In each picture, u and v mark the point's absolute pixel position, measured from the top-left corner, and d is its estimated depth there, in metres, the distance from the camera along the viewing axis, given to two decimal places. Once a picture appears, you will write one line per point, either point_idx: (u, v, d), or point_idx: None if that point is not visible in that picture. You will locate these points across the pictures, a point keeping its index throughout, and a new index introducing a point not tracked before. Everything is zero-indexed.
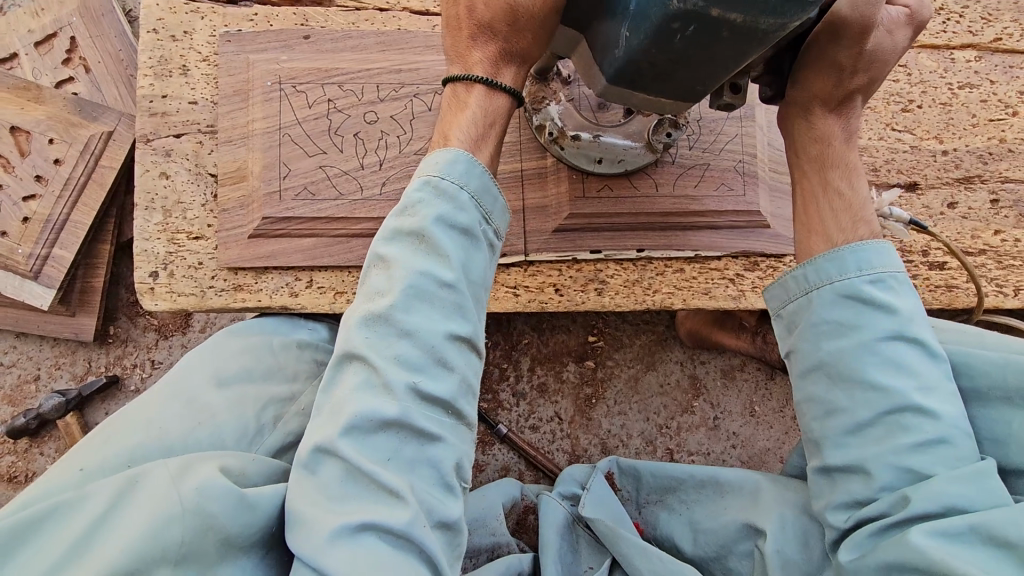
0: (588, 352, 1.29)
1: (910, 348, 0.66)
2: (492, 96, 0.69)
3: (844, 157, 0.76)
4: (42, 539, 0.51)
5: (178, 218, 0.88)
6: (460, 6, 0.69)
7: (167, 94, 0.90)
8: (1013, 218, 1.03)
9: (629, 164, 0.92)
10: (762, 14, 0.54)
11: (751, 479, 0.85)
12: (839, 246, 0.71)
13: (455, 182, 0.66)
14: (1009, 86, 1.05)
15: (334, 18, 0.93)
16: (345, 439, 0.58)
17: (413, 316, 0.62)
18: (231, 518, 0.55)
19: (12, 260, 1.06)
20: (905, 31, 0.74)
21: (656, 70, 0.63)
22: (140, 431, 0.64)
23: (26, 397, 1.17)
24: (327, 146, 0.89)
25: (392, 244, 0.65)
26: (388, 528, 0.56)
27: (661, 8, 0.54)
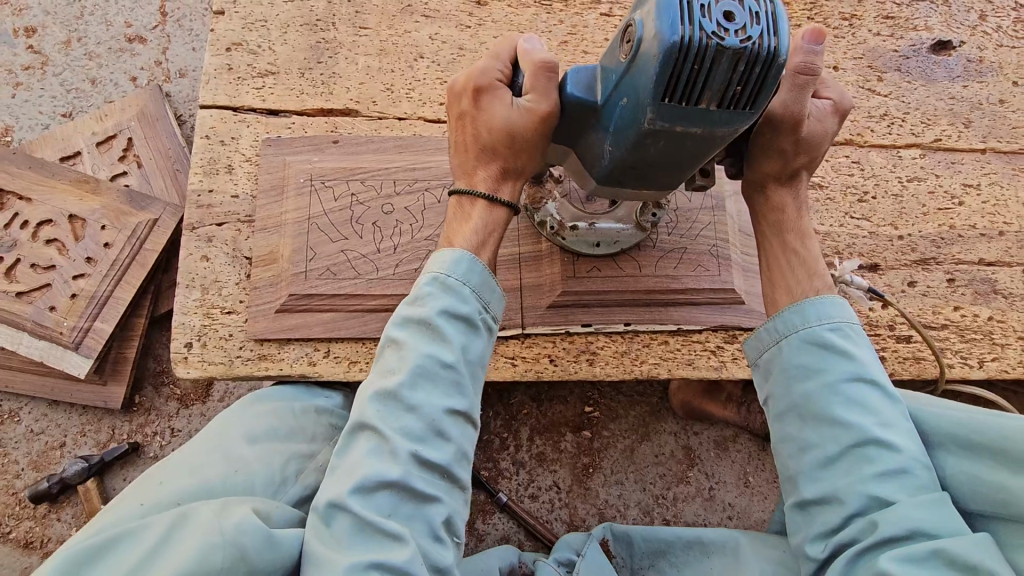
0: (585, 422, 1.35)
1: (870, 388, 0.76)
2: (492, 209, 0.82)
3: (797, 223, 0.88)
4: (112, 559, 0.63)
5: (215, 295, 0.99)
6: (467, 134, 0.82)
7: (213, 188, 1.04)
8: (970, 296, 1.13)
9: (623, 244, 1.04)
10: (717, 126, 0.68)
11: (732, 537, 0.91)
12: (801, 299, 0.82)
13: (459, 279, 0.77)
14: (953, 179, 1.18)
15: (359, 126, 1.09)
16: (356, 497, 0.68)
17: (417, 393, 0.72)
18: (260, 552, 0.66)
19: (57, 332, 1.16)
20: (833, 119, 0.87)
21: (637, 173, 0.76)
22: (187, 477, 0.77)
23: (51, 462, 1.24)
24: (349, 233, 1.01)
25: (403, 328, 0.76)
26: (389, 568, 0.64)
27: (637, 129, 0.68)
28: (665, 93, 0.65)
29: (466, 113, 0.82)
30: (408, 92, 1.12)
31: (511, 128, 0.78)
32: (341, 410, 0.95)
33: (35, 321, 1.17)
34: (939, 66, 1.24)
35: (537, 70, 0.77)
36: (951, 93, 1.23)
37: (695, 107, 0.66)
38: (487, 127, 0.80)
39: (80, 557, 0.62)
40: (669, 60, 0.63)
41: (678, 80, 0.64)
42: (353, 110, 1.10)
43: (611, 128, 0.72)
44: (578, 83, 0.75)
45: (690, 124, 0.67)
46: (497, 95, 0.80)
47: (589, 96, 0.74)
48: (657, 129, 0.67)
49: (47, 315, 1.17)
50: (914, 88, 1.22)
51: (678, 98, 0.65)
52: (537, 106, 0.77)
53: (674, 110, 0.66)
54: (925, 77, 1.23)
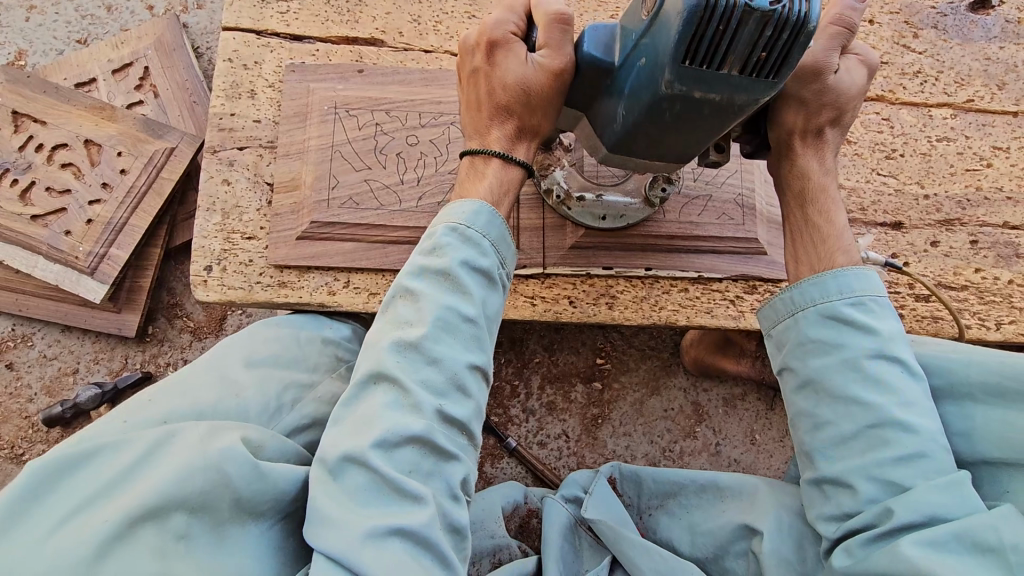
0: (596, 374, 1.35)
1: (891, 365, 0.73)
2: (507, 167, 0.80)
3: (822, 189, 0.85)
4: (90, 472, 0.59)
5: (235, 220, 0.98)
6: (480, 93, 0.79)
7: (235, 113, 1.02)
8: (992, 259, 1.12)
9: (630, 219, 1.02)
10: (735, 92, 0.66)
11: (749, 483, 0.90)
12: (823, 272, 0.79)
13: (478, 231, 0.75)
14: (983, 141, 1.17)
15: (385, 56, 1.07)
16: (375, 451, 0.63)
17: (440, 345, 0.69)
18: (244, 481, 0.60)
19: (73, 257, 1.16)
20: (861, 71, 0.84)
21: (648, 139, 0.73)
22: (175, 399, 0.71)
23: (64, 388, 1.25)
24: (372, 163, 1.00)
25: (419, 279, 0.72)
26: (410, 531, 0.61)
27: (653, 91, 0.66)
28: (687, 54, 0.63)
29: (479, 70, 0.78)
30: (435, 25, 1.10)
31: (525, 86, 0.76)
32: (353, 337, 0.93)
33: (51, 245, 1.16)
34: (976, 26, 1.21)
35: (551, 21, 0.74)
36: (987, 54, 1.20)
37: (716, 72, 0.64)
38: (500, 85, 0.77)
39: (56, 469, 0.57)
40: (693, 20, 0.60)
41: (701, 42, 0.62)
42: (379, 40, 1.07)
43: (626, 90, 0.70)
44: (596, 40, 0.73)
45: (710, 88, 0.65)
46: (512, 49, 0.77)
47: (608, 57, 0.72)
48: (675, 92, 0.65)
49: (62, 240, 1.16)
50: (950, 46, 1.20)
51: (700, 61, 0.63)
52: (549, 62, 0.74)
53: (694, 74, 0.64)
54: (961, 36, 1.21)
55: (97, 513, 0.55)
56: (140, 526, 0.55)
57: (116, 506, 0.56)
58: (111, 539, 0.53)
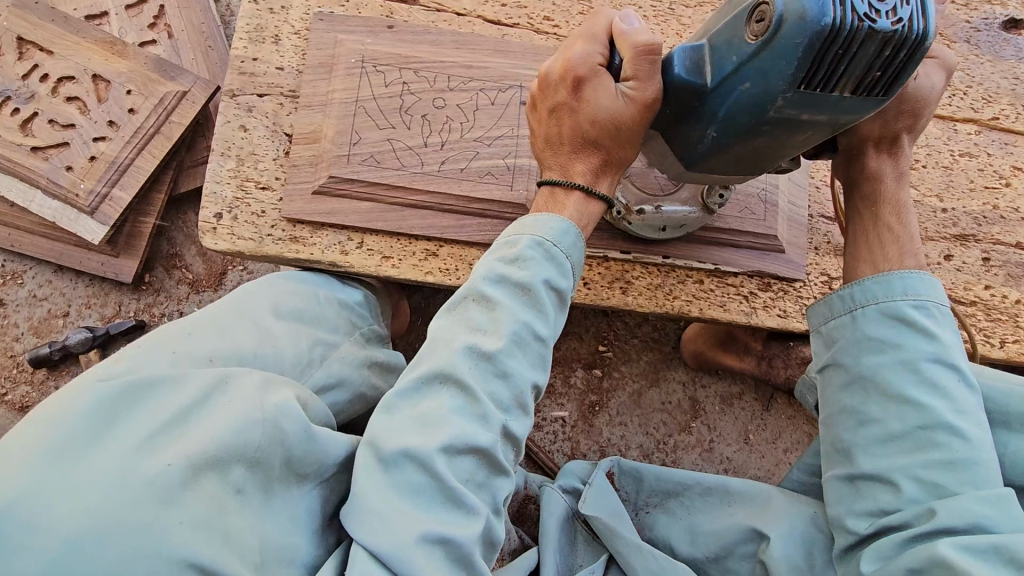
0: (597, 361, 1.34)
1: (948, 372, 0.73)
2: (588, 201, 0.78)
3: (894, 194, 0.84)
4: (143, 404, 0.53)
5: (250, 168, 0.95)
6: (565, 128, 0.77)
7: (258, 57, 0.99)
8: (1002, 277, 1.13)
9: (690, 228, 1.00)
10: (844, 114, 0.66)
11: (762, 491, 0.89)
12: (889, 272, 0.78)
13: (564, 251, 0.73)
14: (1003, 160, 1.17)
15: (416, 15, 1.03)
16: (439, 457, 0.61)
17: (513, 361, 0.67)
18: (298, 442, 0.58)
19: (73, 194, 1.11)
20: (940, 74, 0.82)
21: (732, 157, 0.73)
22: (218, 340, 0.67)
23: (53, 330, 1.21)
24: (396, 122, 0.97)
25: (498, 286, 0.70)
26: (458, 544, 0.59)
27: (760, 117, 0.65)
28: (804, 79, 0.62)
29: (564, 104, 0.76)
30: None
31: (616, 124, 0.74)
32: (362, 304, 0.90)
33: (51, 178, 1.11)
34: (1007, 44, 1.21)
35: (638, 53, 0.71)
36: (1016, 73, 1.21)
37: (830, 95, 0.63)
38: (588, 122, 0.75)
39: (109, 398, 0.52)
40: (814, 47, 0.60)
41: (821, 66, 0.61)
42: None
43: (720, 113, 0.68)
44: (685, 62, 0.69)
45: (819, 111, 0.65)
46: (599, 83, 0.74)
47: (698, 78, 0.69)
48: (784, 115, 0.65)
49: (63, 175, 1.12)
50: (980, 62, 1.20)
51: (815, 84, 0.63)
52: (639, 96, 0.72)
53: (807, 98, 0.63)
54: (993, 53, 1.21)
55: (156, 452, 0.50)
56: (202, 476, 0.51)
57: (179, 447, 0.51)
58: (176, 484, 0.49)
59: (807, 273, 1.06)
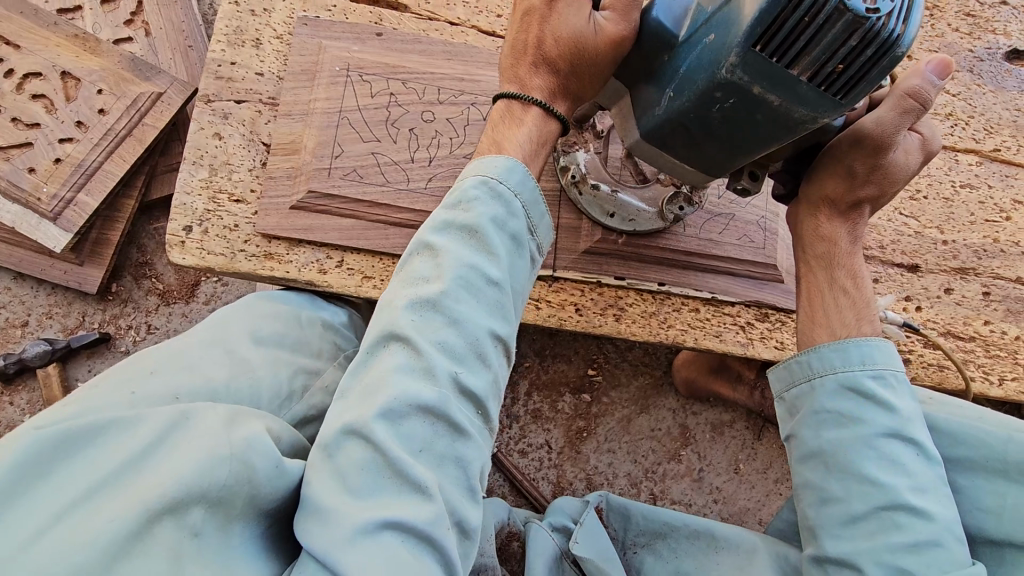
0: (585, 385, 1.30)
1: (906, 447, 0.69)
2: (546, 122, 0.73)
3: (848, 258, 0.81)
4: (92, 453, 0.48)
5: (224, 178, 0.89)
6: (531, 37, 0.72)
7: (236, 61, 0.93)
8: (1001, 312, 1.10)
9: (638, 226, 0.95)
10: (797, 103, 0.60)
11: (749, 538, 0.84)
12: (843, 338, 0.75)
13: (511, 189, 0.67)
14: (1004, 193, 1.15)
15: (407, 23, 0.99)
16: (380, 422, 0.55)
17: (460, 307, 0.62)
18: (267, 480, 0.52)
19: (34, 198, 1.04)
20: (918, 156, 0.79)
21: (689, 135, 0.68)
22: (186, 373, 0.62)
23: (10, 341, 1.14)
24: (381, 136, 0.92)
25: (443, 235, 0.65)
26: (412, 524, 0.53)
27: (710, 74, 0.60)
28: (760, 39, 0.57)
29: (536, 12, 0.71)
30: None
31: (580, 39, 0.69)
32: (344, 326, 0.84)
33: (11, 181, 1.04)
34: (1009, 75, 1.19)
35: None
36: (1018, 104, 1.18)
37: (784, 69, 0.58)
38: (553, 35, 0.70)
39: (56, 443, 0.47)
40: (778, 1, 0.55)
41: (778, 31, 0.56)
42: (402, 5, 1.00)
43: (681, 71, 0.64)
44: (668, 9, 0.67)
45: (773, 87, 0.59)
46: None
47: (674, 28, 0.66)
48: (734, 79, 0.59)
49: (24, 178, 1.05)
50: (983, 92, 1.18)
51: (771, 52, 0.57)
52: (611, 26, 0.68)
53: (763, 66, 0.58)
54: (995, 84, 1.18)
55: (110, 502, 0.46)
56: (155, 524, 0.45)
57: (132, 496, 0.46)
58: (127, 536, 0.44)
59: None
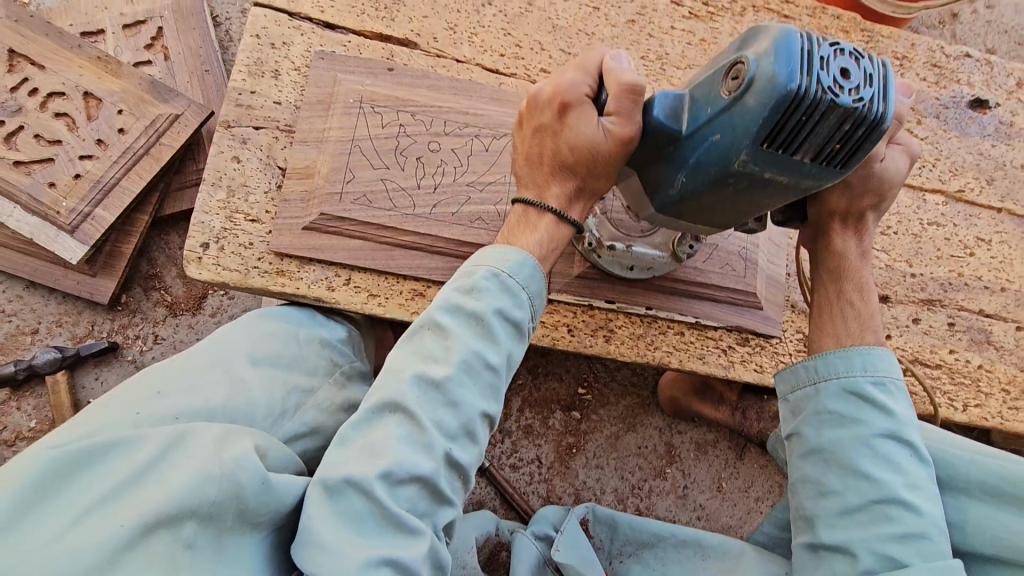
0: (575, 403, 1.35)
1: (902, 448, 0.76)
2: (559, 224, 0.80)
3: (857, 269, 0.88)
4: (96, 473, 0.53)
5: (240, 200, 0.95)
6: (546, 147, 0.79)
7: (256, 90, 1.00)
8: (965, 342, 1.17)
9: (656, 272, 1.02)
10: (804, 177, 0.68)
11: (735, 544, 0.89)
12: (849, 347, 0.82)
13: (519, 282, 0.73)
14: (968, 231, 1.23)
15: (417, 59, 1.06)
16: (380, 484, 0.60)
17: (461, 390, 0.67)
18: (254, 495, 0.57)
19: (53, 212, 1.09)
20: (904, 159, 0.87)
21: (699, 208, 0.75)
22: (188, 393, 0.66)
23: (19, 347, 1.18)
24: (391, 163, 0.98)
25: (452, 315, 0.70)
26: (399, 572, 0.59)
27: (723, 167, 0.67)
28: (767, 138, 0.64)
29: (548, 128, 0.79)
30: (470, 36, 1.10)
31: (593, 152, 0.76)
32: (340, 344, 0.88)
33: (31, 194, 1.09)
34: (973, 122, 1.29)
35: (621, 91, 0.74)
36: (980, 149, 1.28)
37: (791, 157, 0.66)
38: (568, 146, 0.77)
39: (66, 463, 0.52)
40: (780, 107, 0.62)
41: (782, 129, 0.64)
42: (413, 42, 1.07)
43: (690, 160, 0.70)
44: (664, 107, 0.72)
45: (780, 170, 0.67)
46: (585, 113, 0.77)
47: (674, 124, 0.71)
48: (747, 171, 0.66)
49: (44, 192, 1.10)
50: (948, 137, 1.27)
51: (777, 145, 0.65)
52: (619, 130, 0.74)
53: (771, 156, 0.65)
54: (959, 129, 1.28)
55: (110, 515, 0.50)
56: (149, 536, 0.50)
57: (129, 510, 0.51)
58: (121, 547, 0.49)
59: (783, 330, 1.09)
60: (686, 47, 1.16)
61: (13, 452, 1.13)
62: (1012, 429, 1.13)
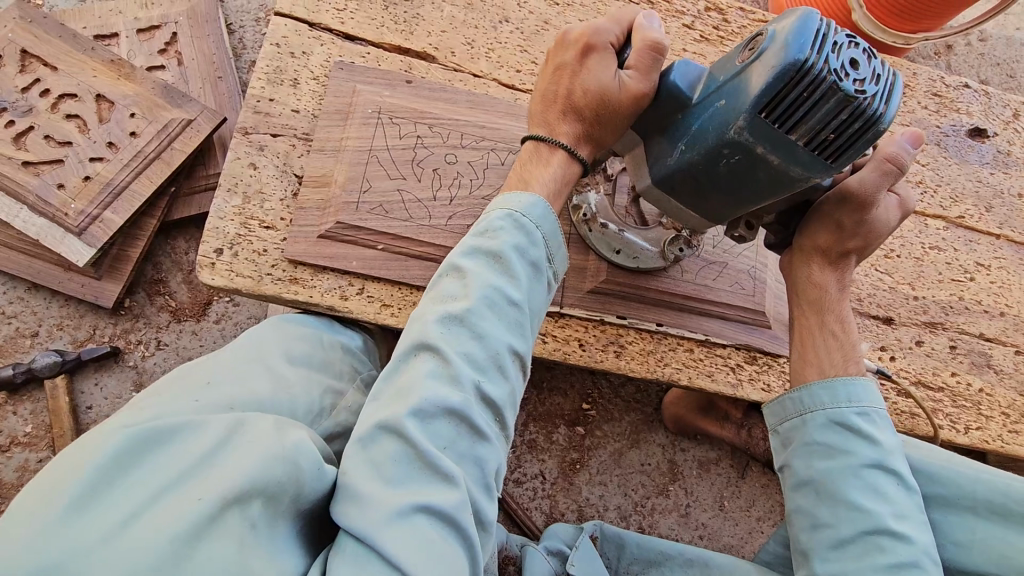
0: (580, 418, 1.35)
1: (888, 477, 0.76)
2: (569, 164, 0.80)
3: (835, 304, 0.89)
4: (167, 452, 0.52)
5: (256, 206, 0.94)
6: (561, 86, 0.79)
7: (274, 98, 1.00)
8: (966, 365, 1.19)
9: (641, 263, 1.02)
10: (795, 164, 0.70)
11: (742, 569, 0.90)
12: (832, 377, 0.82)
13: (533, 222, 0.74)
14: (968, 256, 1.26)
15: (434, 72, 1.07)
16: (411, 420, 0.60)
17: (483, 323, 0.67)
18: (312, 481, 0.57)
19: (61, 213, 1.08)
20: (896, 212, 0.89)
21: (697, 184, 0.77)
22: (237, 385, 0.66)
23: (19, 350, 1.16)
24: (407, 174, 0.98)
25: (470, 259, 0.71)
26: (440, 510, 0.57)
27: (721, 134, 0.69)
28: (766, 106, 0.66)
29: (568, 66, 0.80)
30: (487, 52, 1.11)
31: (605, 95, 0.76)
32: (357, 351, 0.88)
33: (40, 196, 1.08)
34: (972, 150, 1.32)
35: (645, 47, 0.75)
36: (979, 177, 1.31)
37: (786, 135, 0.67)
38: (581, 87, 0.78)
39: (141, 441, 0.51)
40: (783, 77, 0.64)
41: (783, 101, 0.65)
42: (430, 55, 1.08)
43: (693, 128, 0.72)
44: (685, 74, 0.74)
45: (774, 150, 0.69)
46: (605, 57, 0.78)
47: (688, 90, 0.74)
48: (742, 139, 0.68)
49: (53, 193, 1.09)
50: (948, 164, 1.30)
51: (776, 117, 0.66)
52: (634, 85, 0.75)
53: (768, 130, 0.67)
54: (959, 157, 1.31)
55: (184, 493, 0.49)
56: (226, 513, 0.49)
57: (205, 487, 0.50)
58: (201, 523, 0.48)
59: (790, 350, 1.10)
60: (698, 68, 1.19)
61: (8, 458, 1.10)
62: (1012, 452, 1.15)
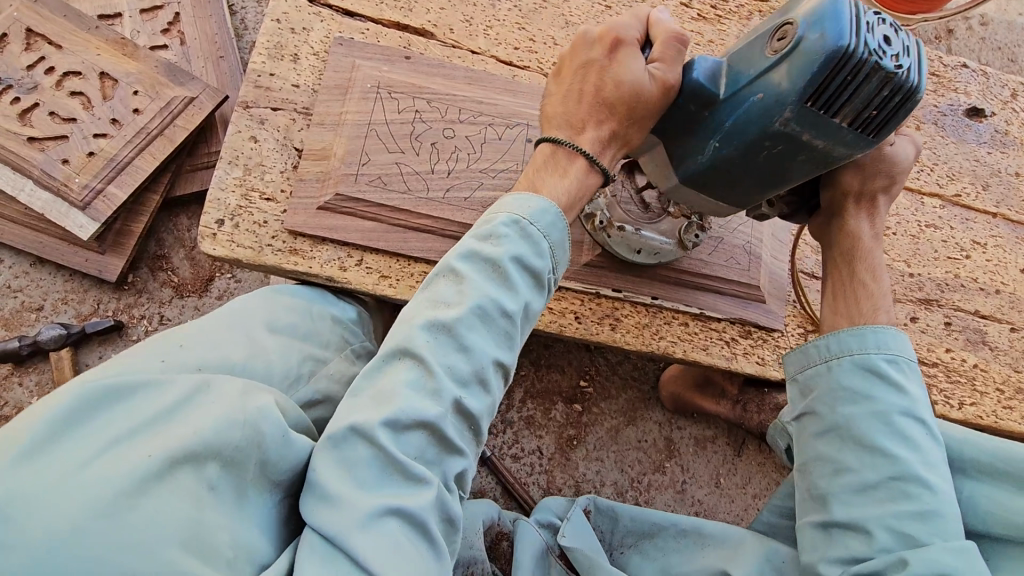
0: (577, 396, 1.36)
1: (916, 425, 0.77)
2: (589, 172, 0.79)
3: (868, 252, 0.90)
4: (126, 406, 0.53)
5: (257, 178, 0.96)
6: (590, 81, 0.79)
7: (274, 73, 1.01)
8: (961, 342, 1.20)
9: (663, 257, 1.04)
10: (839, 144, 0.71)
11: (734, 533, 0.91)
12: (863, 326, 0.83)
13: (540, 230, 0.75)
14: (964, 234, 1.26)
15: (433, 49, 1.08)
16: (388, 428, 0.61)
17: (472, 334, 0.68)
18: (274, 447, 0.58)
19: (66, 187, 1.10)
20: (911, 147, 0.90)
21: (727, 176, 0.78)
22: (208, 349, 0.68)
23: (24, 323, 1.18)
24: (405, 148, 0.99)
25: (467, 264, 0.72)
26: (408, 517, 0.59)
27: (764, 126, 0.70)
28: (812, 96, 0.67)
29: (595, 62, 0.79)
30: (486, 29, 1.12)
31: (638, 88, 0.76)
32: (352, 323, 0.90)
33: (44, 170, 1.10)
34: (970, 129, 1.32)
35: (670, 38, 0.79)
36: (976, 156, 1.31)
37: (832, 120, 0.69)
38: (613, 80, 0.77)
39: (102, 394, 0.52)
40: (830, 65, 0.65)
41: (829, 88, 0.66)
42: (429, 32, 1.09)
43: (727, 124, 0.73)
44: (704, 70, 0.75)
45: (818, 133, 0.70)
46: (631, 52, 0.79)
47: (712, 86, 0.74)
48: (789, 129, 0.69)
49: (58, 167, 1.10)
50: (946, 143, 1.31)
51: (821, 105, 0.68)
52: (665, 75, 0.77)
53: (813, 115, 0.68)
54: (957, 136, 1.31)
55: (138, 447, 0.51)
56: (176, 470, 0.51)
57: (159, 443, 0.51)
58: (153, 478, 0.49)
59: (784, 324, 1.11)
60: (696, 46, 1.19)
61: None
62: (1006, 427, 1.15)
